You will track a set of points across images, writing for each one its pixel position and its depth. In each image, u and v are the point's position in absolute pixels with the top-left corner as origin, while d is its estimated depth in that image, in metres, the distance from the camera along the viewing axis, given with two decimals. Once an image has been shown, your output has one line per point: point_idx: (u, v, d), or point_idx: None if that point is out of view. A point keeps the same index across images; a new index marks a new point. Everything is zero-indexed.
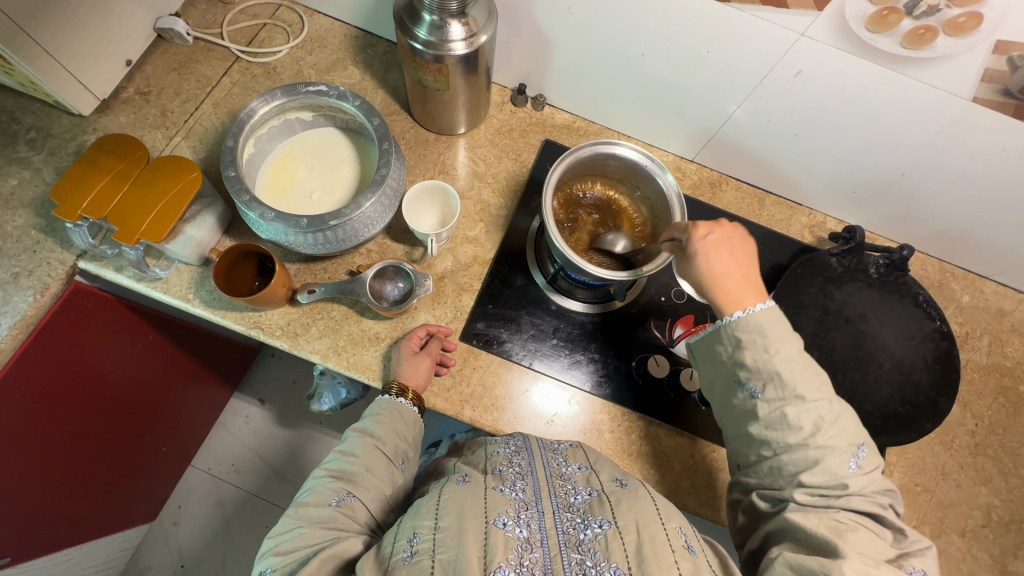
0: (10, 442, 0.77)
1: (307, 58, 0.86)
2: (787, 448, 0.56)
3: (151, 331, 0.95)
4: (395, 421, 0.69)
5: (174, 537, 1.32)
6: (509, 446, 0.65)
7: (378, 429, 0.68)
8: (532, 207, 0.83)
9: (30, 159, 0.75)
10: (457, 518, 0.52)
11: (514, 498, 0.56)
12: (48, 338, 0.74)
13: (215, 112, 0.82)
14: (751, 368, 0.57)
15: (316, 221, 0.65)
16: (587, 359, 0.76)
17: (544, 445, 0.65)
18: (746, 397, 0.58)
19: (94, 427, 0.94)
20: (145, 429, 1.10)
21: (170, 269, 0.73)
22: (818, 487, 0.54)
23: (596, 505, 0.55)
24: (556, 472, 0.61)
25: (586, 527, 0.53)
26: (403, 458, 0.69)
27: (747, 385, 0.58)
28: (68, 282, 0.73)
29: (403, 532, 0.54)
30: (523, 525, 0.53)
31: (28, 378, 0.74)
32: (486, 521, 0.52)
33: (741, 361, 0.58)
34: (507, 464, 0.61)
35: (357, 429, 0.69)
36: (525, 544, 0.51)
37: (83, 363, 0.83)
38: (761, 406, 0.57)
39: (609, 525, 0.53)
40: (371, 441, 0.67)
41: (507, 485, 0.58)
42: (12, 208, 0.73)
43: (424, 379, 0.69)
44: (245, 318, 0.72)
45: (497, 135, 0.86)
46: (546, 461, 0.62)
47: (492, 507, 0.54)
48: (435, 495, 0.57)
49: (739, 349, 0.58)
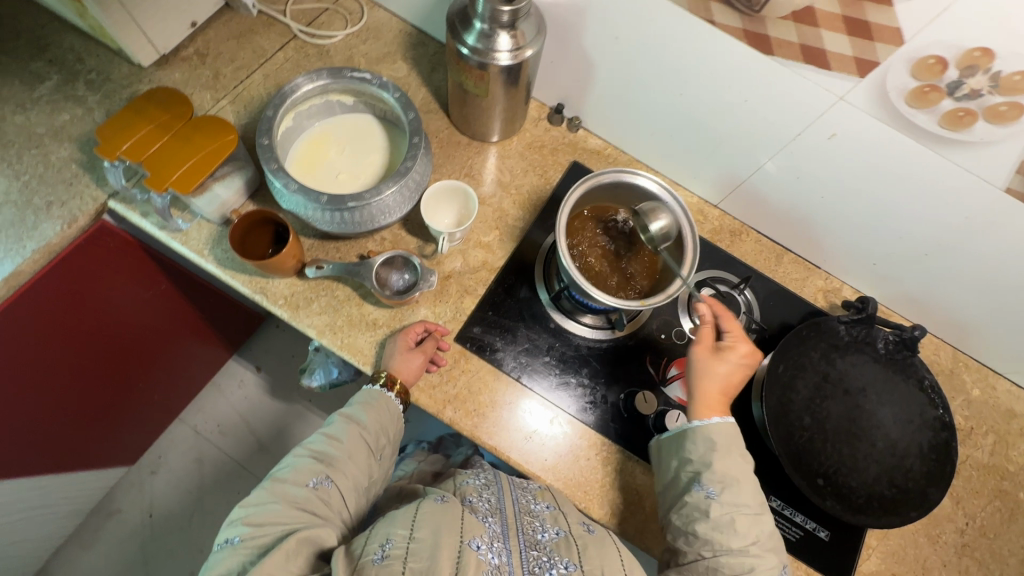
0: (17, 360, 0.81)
1: (360, 47, 0.90)
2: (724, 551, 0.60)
3: (165, 281, 0.98)
4: (382, 412, 0.69)
5: (149, 485, 1.34)
6: (479, 479, 0.72)
7: (365, 417, 0.68)
8: (549, 224, 0.83)
9: (85, 98, 0.80)
10: (434, 535, 0.55)
11: (487, 529, 0.61)
12: (69, 268, 0.77)
13: (263, 83, 0.85)
14: (713, 470, 0.63)
15: (336, 200, 0.67)
16: (576, 383, 0.76)
17: (513, 484, 0.72)
18: (700, 492, 0.62)
19: (94, 363, 0.97)
20: (141, 374, 1.12)
21: (192, 223, 0.76)
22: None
23: (562, 545, 0.61)
24: (526, 508, 0.67)
25: (551, 567, 0.59)
26: (384, 455, 0.70)
27: (704, 484, 0.62)
28: (96, 220, 0.77)
29: (376, 536, 0.56)
30: (494, 553, 0.58)
31: (43, 302, 0.78)
32: (461, 541, 0.56)
33: (707, 462, 0.63)
34: (478, 497, 0.68)
35: (344, 414, 0.69)
36: (493, 570, 0.56)
37: (94, 300, 0.86)
38: (706, 498, 0.61)
39: (574, 567, 0.59)
40: (356, 429, 0.67)
41: (480, 516, 0.64)
42: (60, 140, 0.77)
43: (416, 376, 0.69)
44: (252, 282, 0.74)
45: (528, 149, 0.88)
46: (515, 497, 0.69)
47: (468, 529, 0.58)
48: (413, 509, 0.59)
49: (707, 450, 0.64)
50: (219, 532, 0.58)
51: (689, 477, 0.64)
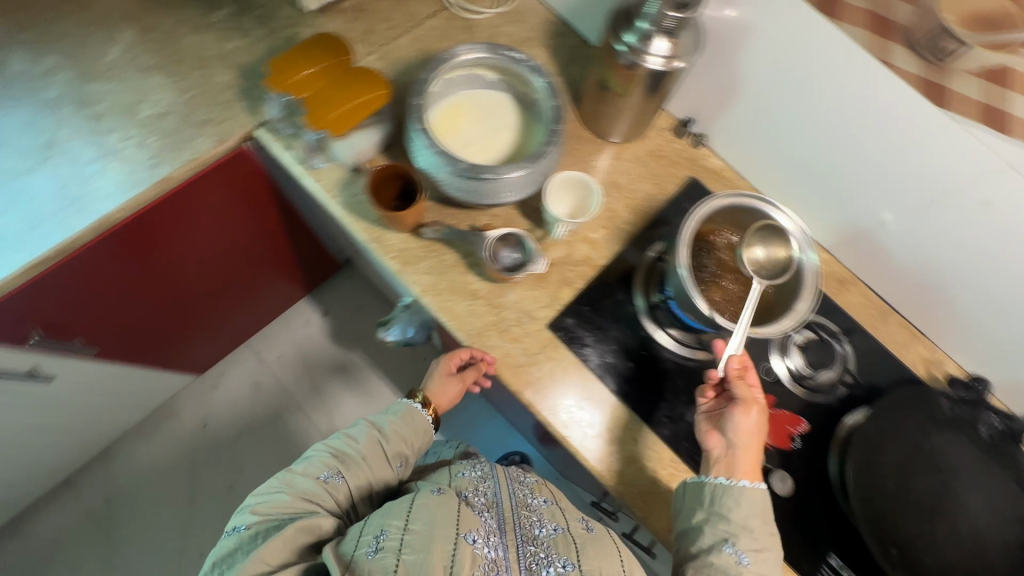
0: (173, 237, 0.89)
1: (504, 26, 0.91)
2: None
3: (276, 213, 1.04)
4: (415, 419, 0.81)
5: (208, 398, 1.43)
6: (474, 472, 0.80)
7: (385, 427, 0.79)
8: (655, 234, 0.83)
9: (251, 31, 0.85)
10: (430, 528, 0.61)
11: (483, 524, 0.67)
12: (209, 184, 0.83)
13: (409, 45, 0.88)
14: (734, 527, 0.64)
15: (473, 168, 0.70)
16: (655, 394, 0.76)
17: (509, 480, 0.81)
18: (727, 552, 0.63)
19: (200, 275, 1.04)
20: (231, 294, 1.19)
21: (326, 164, 0.79)
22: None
23: (561, 543, 0.67)
24: (523, 505, 0.75)
25: (550, 565, 0.64)
26: (400, 450, 0.78)
27: (729, 542, 0.63)
28: (242, 144, 0.82)
29: (371, 529, 0.62)
30: (489, 547, 0.64)
31: (180, 210, 0.84)
32: (457, 534, 0.61)
33: (732, 520, 0.64)
34: (471, 491, 0.75)
35: (369, 419, 0.80)
36: (489, 563, 0.61)
37: (218, 217, 0.92)
38: (733, 547, 0.63)
39: (572, 566, 0.64)
40: (376, 434, 0.77)
41: (476, 510, 0.70)
42: (224, 65, 0.83)
43: (453, 398, 0.86)
44: (369, 230, 0.77)
45: (648, 156, 0.87)
46: (511, 493, 0.77)
47: (464, 523, 0.64)
48: (408, 501, 0.66)
49: (735, 507, 0.65)
50: (230, 519, 0.67)
51: (713, 536, 0.64)
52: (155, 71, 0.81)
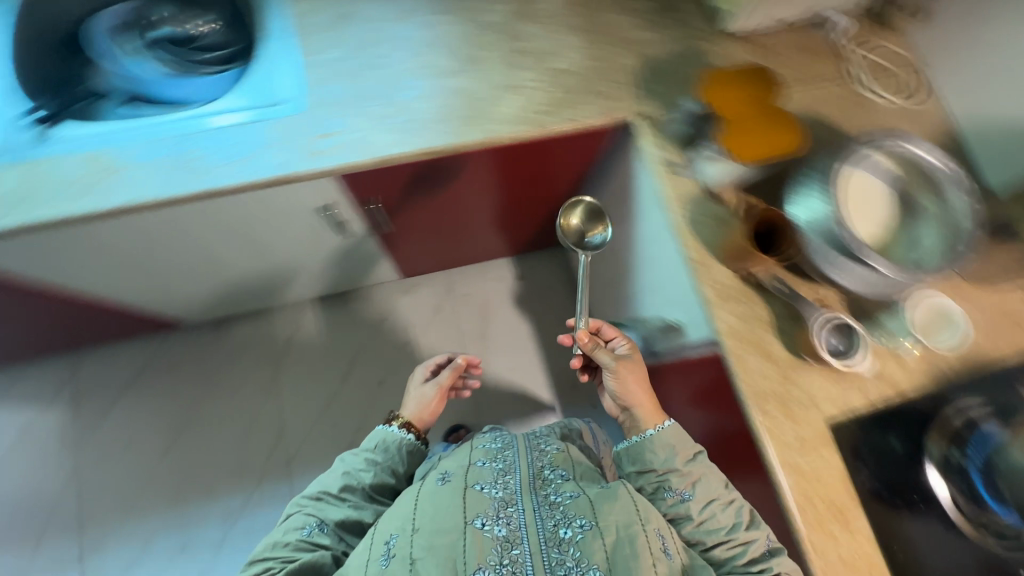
0: (502, 176, 0.97)
1: (898, 117, 0.87)
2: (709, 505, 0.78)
3: (574, 187, 1.10)
4: (378, 434, 0.99)
5: (398, 300, 1.57)
6: (495, 445, 0.86)
7: (375, 455, 0.95)
8: (980, 391, 0.75)
9: (662, 29, 0.90)
10: (442, 520, 0.70)
11: (494, 500, 0.73)
12: (569, 146, 0.90)
13: (797, 97, 0.88)
14: (660, 468, 0.80)
15: (859, 244, 0.69)
16: (911, 547, 0.71)
17: (529, 447, 0.85)
18: (672, 496, 0.78)
19: (485, 209, 1.13)
20: (482, 233, 1.29)
21: (684, 176, 0.83)
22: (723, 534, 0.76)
23: (577, 505, 0.72)
24: (539, 475, 0.79)
25: (567, 527, 0.69)
26: (375, 456, 0.95)
27: (672, 490, 0.79)
28: (619, 125, 0.86)
29: (380, 546, 0.71)
30: (501, 526, 0.70)
31: (534, 158, 0.91)
32: (467, 522, 0.69)
33: (642, 457, 0.82)
34: (489, 463, 0.81)
35: (362, 453, 0.96)
36: (504, 544, 0.68)
37: (545, 173, 0.99)
38: (710, 503, 0.78)
39: (588, 525, 0.69)
40: (352, 477, 0.92)
41: (490, 488, 0.75)
42: (630, 50, 0.88)
43: (432, 411, 1.07)
44: (700, 253, 0.80)
45: (1001, 307, 0.78)
46: (529, 464, 0.80)
47: (472, 508, 0.71)
48: (415, 505, 0.75)
49: (666, 456, 0.81)
50: (250, 561, 0.83)
51: (658, 486, 0.80)
52: (576, 33, 0.88)
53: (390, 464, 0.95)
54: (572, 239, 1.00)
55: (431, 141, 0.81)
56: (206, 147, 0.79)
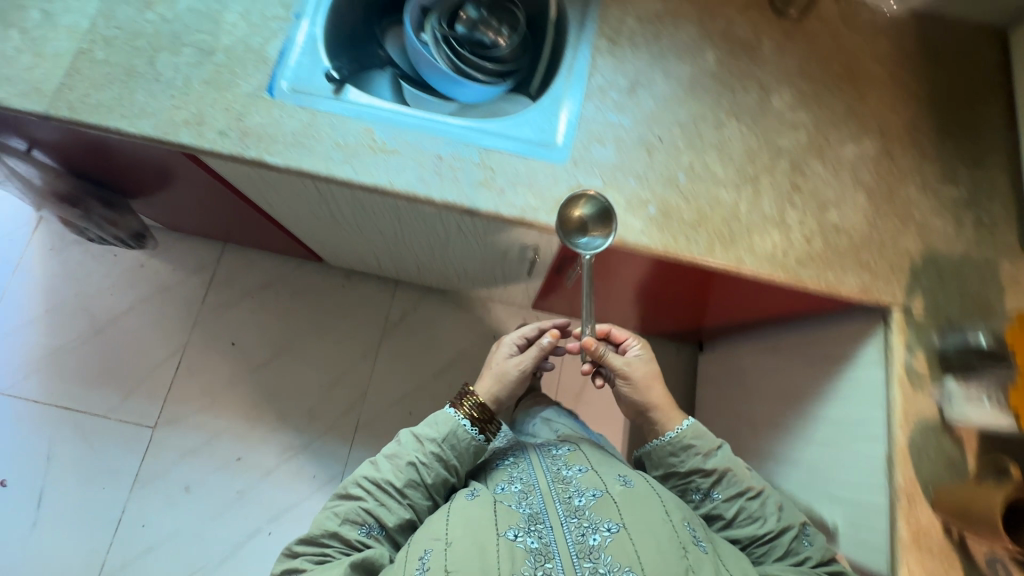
0: (707, 292, 0.92)
1: None
2: (753, 507, 0.79)
3: (761, 324, 1.03)
4: (447, 423, 0.83)
5: (515, 323, 1.56)
6: (518, 468, 0.83)
7: (439, 440, 0.81)
8: None
9: (959, 225, 0.80)
10: (471, 532, 0.68)
11: (523, 514, 0.72)
12: (801, 302, 0.83)
13: None
14: (688, 466, 0.80)
15: None
16: None
17: (545, 460, 0.84)
18: (699, 497, 0.81)
19: (659, 303, 1.08)
20: (635, 314, 1.24)
21: (924, 393, 0.74)
22: (759, 530, 0.77)
23: (600, 505, 0.73)
24: (560, 479, 0.79)
25: (593, 534, 0.69)
26: (439, 453, 0.81)
27: (699, 485, 0.80)
28: (874, 308, 0.78)
29: (414, 553, 0.68)
30: (531, 539, 0.69)
31: (758, 295, 0.85)
32: (499, 534, 0.68)
33: (683, 463, 0.81)
34: (512, 485, 0.79)
35: (416, 434, 0.82)
36: (537, 557, 0.67)
37: (749, 307, 0.93)
38: (746, 503, 0.79)
39: (615, 526, 0.70)
40: (415, 456, 0.80)
41: (517, 505, 0.74)
42: (915, 233, 0.80)
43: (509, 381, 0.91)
44: (908, 482, 0.72)
45: None
46: (546, 475, 0.80)
47: (503, 522, 0.70)
48: (445, 514, 0.72)
49: (694, 457, 0.80)
50: (305, 552, 0.76)
51: (686, 479, 0.81)
52: (863, 191, 0.81)
53: (451, 465, 0.82)
54: (568, 232, 0.78)
55: (676, 243, 0.77)
56: (473, 164, 0.78)
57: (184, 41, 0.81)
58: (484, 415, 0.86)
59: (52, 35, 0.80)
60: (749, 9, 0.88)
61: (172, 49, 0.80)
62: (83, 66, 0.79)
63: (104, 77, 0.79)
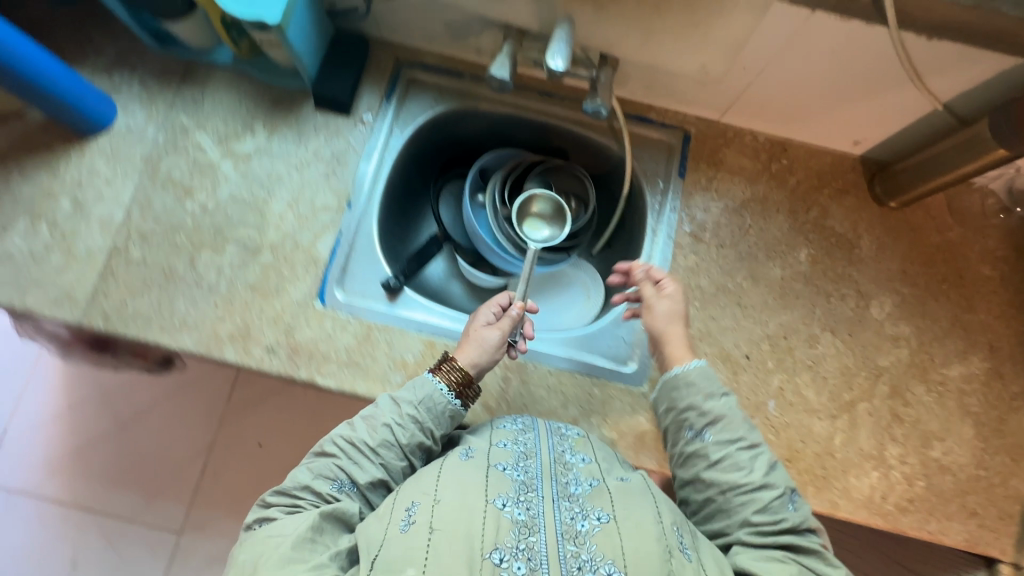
0: None
1: None
2: (738, 492, 0.59)
3: None
4: (425, 385, 0.64)
5: None
6: (517, 423, 0.65)
7: (418, 394, 0.63)
8: None
9: None
10: (462, 497, 0.52)
11: (516, 479, 0.55)
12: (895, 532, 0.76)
13: None
14: (704, 411, 0.63)
15: None
16: None
17: (550, 429, 0.64)
18: (695, 442, 0.63)
19: None
20: None
21: None
22: (738, 479, 0.59)
23: (596, 496, 0.55)
24: (561, 458, 0.59)
25: (584, 518, 0.52)
26: (417, 416, 0.62)
27: (700, 432, 0.62)
28: (984, 560, 0.71)
29: (398, 504, 0.53)
30: (522, 508, 0.52)
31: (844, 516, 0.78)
32: (487, 499, 0.52)
33: (699, 404, 0.63)
34: (511, 441, 0.61)
35: (395, 394, 0.64)
36: (523, 529, 0.50)
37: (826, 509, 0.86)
38: (724, 492, 0.59)
39: (607, 518, 0.53)
40: (393, 409, 0.63)
41: (508, 463, 0.57)
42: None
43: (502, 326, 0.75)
44: None
45: None
46: (551, 445, 0.61)
47: (494, 487, 0.54)
48: (437, 467, 0.57)
49: (709, 394, 0.64)
50: (256, 515, 0.57)
51: (686, 431, 0.64)
52: (970, 421, 0.74)
53: (429, 432, 0.63)
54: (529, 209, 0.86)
55: None
56: (542, 390, 0.72)
57: (227, 237, 0.74)
58: (465, 378, 0.64)
59: (84, 229, 0.73)
60: (845, 196, 0.80)
61: (214, 246, 0.73)
62: (118, 267, 0.72)
63: (141, 281, 0.72)
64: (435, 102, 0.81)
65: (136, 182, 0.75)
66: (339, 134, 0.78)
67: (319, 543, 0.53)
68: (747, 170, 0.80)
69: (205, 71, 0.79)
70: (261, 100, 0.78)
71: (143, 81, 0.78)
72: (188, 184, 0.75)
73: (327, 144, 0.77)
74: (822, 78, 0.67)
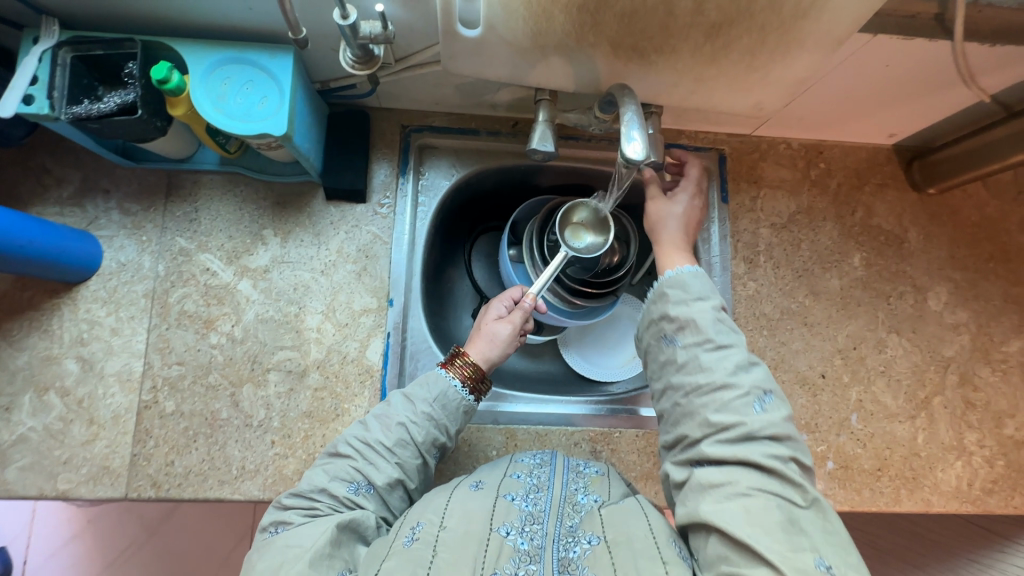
0: None
1: None
2: (702, 393, 0.52)
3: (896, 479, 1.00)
4: (437, 380, 0.60)
5: None
6: (534, 458, 0.61)
7: (428, 390, 0.60)
8: None
9: None
10: (465, 521, 0.49)
11: (523, 510, 0.52)
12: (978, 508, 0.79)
13: None
14: (674, 314, 0.56)
15: None
16: None
17: (568, 465, 0.59)
18: (667, 350, 0.56)
19: None
20: None
21: None
22: (700, 380, 0.52)
23: (589, 519, 0.51)
24: (570, 497, 0.54)
25: (576, 544, 0.49)
26: (432, 414, 0.59)
27: (671, 336, 0.56)
28: None
29: (405, 522, 0.51)
30: (527, 538, 0.49)
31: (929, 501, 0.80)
32: (490, 526, 0.49)
33: (668, 310, 0.57)
34: (526, 474, 0.57)
35: (407, 392, 0.60)
36: (523, 557, 0.47)
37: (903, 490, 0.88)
38: (688, 395, 0.52)
39: (598, 541, 0.49)
40: (406, 408, 0.59)
41: (516, 495, 0.54)
42: None
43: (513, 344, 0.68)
44: None
45: None
46: (566, 481, 0.56)
47: (499, 514, 0.51)
48: (445, 495, 0.53)
49: (683, 294, 0.57)
50: (268, 517, 0.53)
51: (658, 334, 0.58)
52: None
53: (444, 429, 0.60)
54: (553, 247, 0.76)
55: (863, 498, 0.71)
56: (632, 455, 0.70)
57: (266, 365, 0.67)
58: (476, 373, 0.61)
59: (102, 391, 0.65)
60: (886, 190, 0.78)
61: (254, 379, 0.66)
62: (153, 426, 0.64)
63: (183, 435, 0.65)
64: (453, 167, 0.75)
65: (147, 325, 0.66)
66: (359, 225, 0.70)
67: (337, 557, 0.48)
68: (787, 182, 0.77)
69: (190, 181, 0.69)
70: (263, 203, 0.69)
71: (121, 205, 0.68)
72: (207, 316, 0.67)
73: (349, 239, 0.70)
74: (869, 87, 0.63)
